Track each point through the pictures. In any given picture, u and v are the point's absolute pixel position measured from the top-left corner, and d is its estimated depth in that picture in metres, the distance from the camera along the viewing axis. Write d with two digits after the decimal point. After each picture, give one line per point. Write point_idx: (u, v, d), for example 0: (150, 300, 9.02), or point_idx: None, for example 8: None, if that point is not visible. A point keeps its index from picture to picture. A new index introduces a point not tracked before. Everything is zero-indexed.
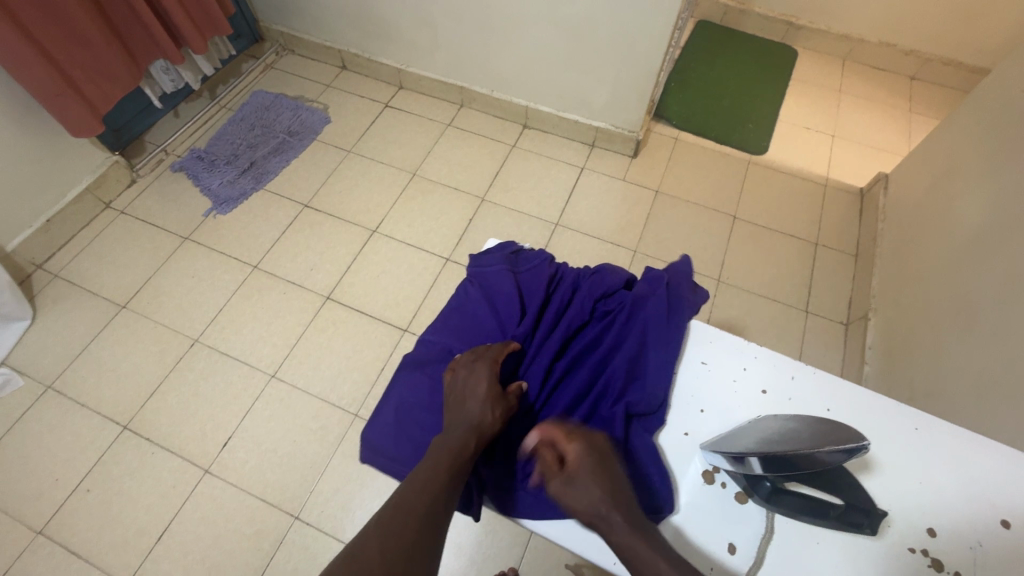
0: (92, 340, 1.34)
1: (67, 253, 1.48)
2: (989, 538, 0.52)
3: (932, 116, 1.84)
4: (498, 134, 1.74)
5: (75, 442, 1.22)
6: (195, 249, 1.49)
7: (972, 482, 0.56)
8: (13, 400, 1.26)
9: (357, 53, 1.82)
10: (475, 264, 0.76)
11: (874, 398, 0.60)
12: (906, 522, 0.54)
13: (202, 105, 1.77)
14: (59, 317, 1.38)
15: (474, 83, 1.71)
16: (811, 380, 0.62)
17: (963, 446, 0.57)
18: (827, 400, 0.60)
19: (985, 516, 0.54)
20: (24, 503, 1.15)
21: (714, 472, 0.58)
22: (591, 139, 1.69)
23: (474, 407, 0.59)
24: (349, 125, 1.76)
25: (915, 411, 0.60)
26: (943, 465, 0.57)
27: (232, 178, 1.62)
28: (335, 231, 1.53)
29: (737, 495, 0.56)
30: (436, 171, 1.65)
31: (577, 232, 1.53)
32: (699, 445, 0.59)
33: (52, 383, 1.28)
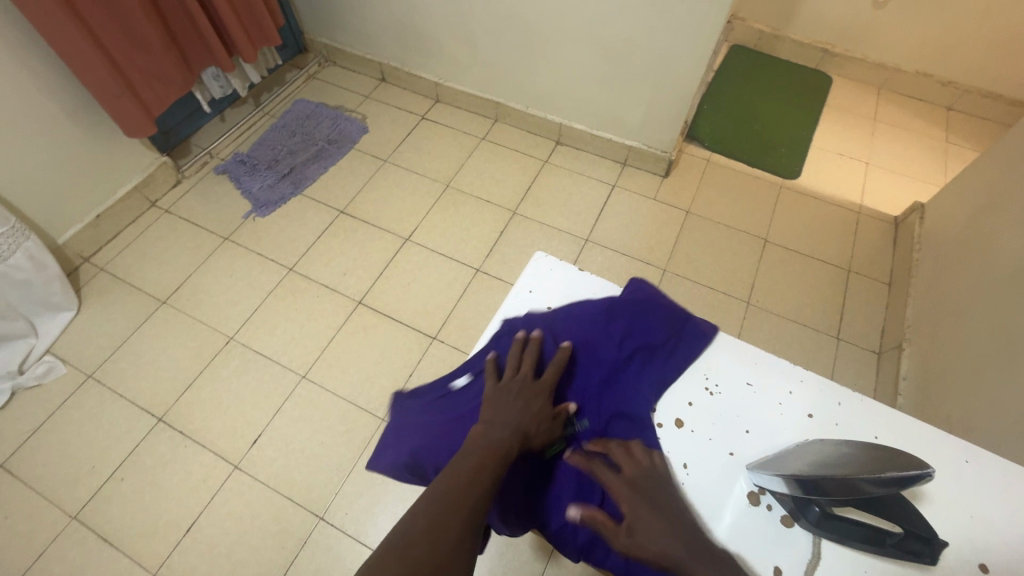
0: (133, 333, 1.39)
1: (113, 248, 1.53)
2: None
3: (970, 147, 1.82)
4: (531, 149, 1.77)
5: (112, 431, 1.25)
6: (234, 249, 1.54)
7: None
8: (56, 387, 1.30)
9: (397, 66, 1.87)
10: (514, 296, 0.72)
11: (926, 430, 0.59)
12: (958, 555, 0.53)
13: (246, 111, 1.84)
14: (102, 309, 1.42)
15: (509, 99, 1.75)
16: (861, 407, 0.61)
17: (1016, 480, 0.57)
18: (876, 427, 0.60)
19: None
20: (61, 488, 1.18)
21: (760, 494, 0.57)
22: (624, 158, 1.71)
23: (529, 418, 0.57)
24: (386, 136, 1.81)
25: (966, 443, 0.59)
26: (997, 499, 0.56)
27: (272, 183, 1.67)
28: (369, 238, 1.57)
29: (783, 519, 0.56)
30: (469, 184, 1.68)
31: (606, 248, 1.55)
32: (746, 466, 0.59)
33: (93, 372, 1.33)
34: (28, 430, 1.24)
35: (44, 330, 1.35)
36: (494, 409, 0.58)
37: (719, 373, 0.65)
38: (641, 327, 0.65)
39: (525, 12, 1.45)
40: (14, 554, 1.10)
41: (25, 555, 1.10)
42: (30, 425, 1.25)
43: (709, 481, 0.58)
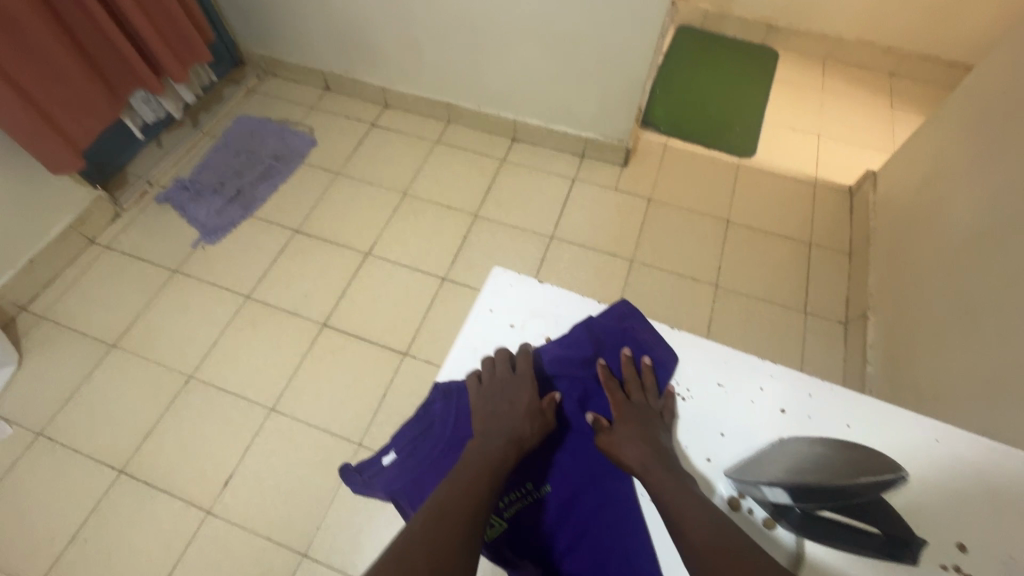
0: (83, 382, 1.31)
1: (53, 293, 1.44)
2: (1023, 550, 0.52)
3: (914, 111, 1.86)
4: (487, 149, 1.73)
5: (70, 490, 1.18)
6: (185, 282, 1.46)
7: (999, 494, 0.55)
8: (3, 449, 1.22)
9: (340, 73, 1.79)
10: (474, 319, 0.69)
11: (897, 413, 0.59)
12: (939, 539, 0.53)
13: (184, 133, 1.73)
14: (46, 360, 1.33)
15: (460, 99, 1.70)
16: (831, 396, 0.61)
17: (985, 453, 0.57)
18: (848, 416, 0.59)
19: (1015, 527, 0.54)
20: (20, 557, 1.11)
21: (740, 498, 0.57)
22: (582, 150, 1.69)
23: (508, 418, 0.59)
24: (335, 147, 1.74)
25: (937, 422, 0.59)
26: (969, 476, 0.56)
27: (220, 207, 1.59)
28: (328, 256, 1.51)
29: (765, 522, 0.55)
30: (427, 190, 1.64)
31: (572, 244, 1.53)
32: (723, 471, 0.58)
33: (41, 430, 1.24)
34: None
35: None
36: (482, 418, 0.59)
37: (688, 376, 0.64)
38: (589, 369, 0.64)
39: (466, 10, 1.40)
40: None
41: None
42: None
43: None
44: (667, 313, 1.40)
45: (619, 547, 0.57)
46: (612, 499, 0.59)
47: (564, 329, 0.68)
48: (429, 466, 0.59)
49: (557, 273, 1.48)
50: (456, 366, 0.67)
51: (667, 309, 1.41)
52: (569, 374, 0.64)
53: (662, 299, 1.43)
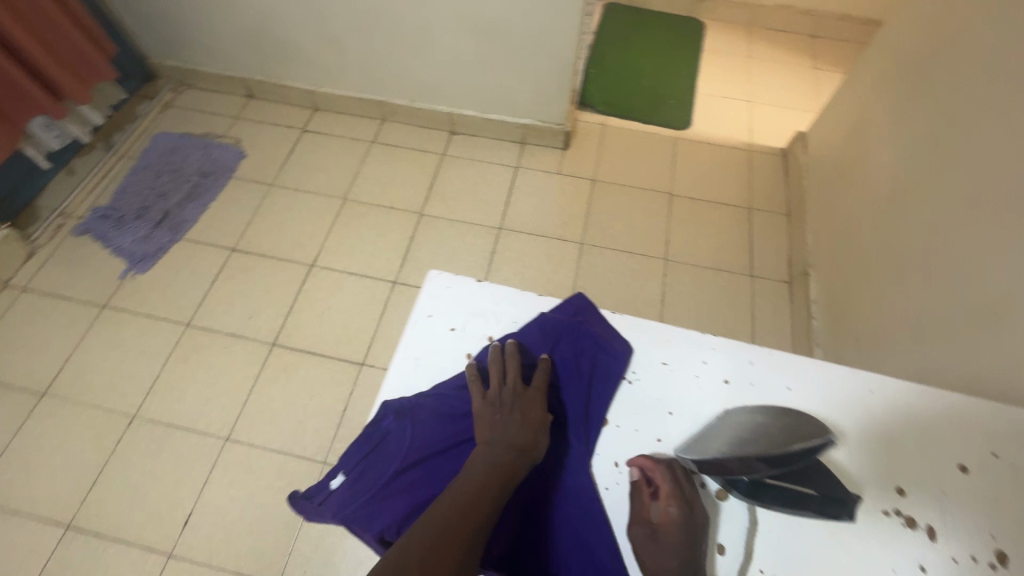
0: (14, 437, 1.21)
1: None
2: (954, 485, 0.55)
3: (835, 70, 1.93)
4: (426, 144, 1.69)
5: (12, 554, 1.10)
6: (117, 317, 1.37)
7: (930, 435, 0.58)
8: None
9: (263, 79, 1.71)
10: (413, 327, 0.68)
11: (832, 371, 0.61)
12: (878, 486, 0.55)
13: (97, 157, 1.62)
14: None
15: (391, 96, 1.65)
16: (770, 361, 0.62)
17: (913, 397, 0.60)
18: (789, 379, 0.61)
19: (946, 464, 0.56)
20: None
21: (693, 474, 0.57)
22: (522, 136, 1.67)
23: (521, 430, 0.57)
24: (266, 157, 1.66)
25: (869, 374, 0.61)
26: (902, 421, 0.59)
27: (147, 233, 1.49)
28: (271, 272, 1.44)
29: (719, 493, 0.56)
30: (368, 193, 1.58)
31: (521, 233, 1.51)
32: (674, 449, 0.58)
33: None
34: None
35: None
36: (488, 426, 0.58)
37: (634, 359, 0.64)
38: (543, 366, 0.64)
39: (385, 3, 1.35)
40: None
41: None
42: None
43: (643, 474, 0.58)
44: (621, 291, 1.42)
45: (588, 540, 0.55)
46: (574, 490, 0.58)
47: (506, 325, 0.68)
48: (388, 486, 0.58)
49: (509, 263, 1.47)
50: (401, 376, 0.65)
51: (621, 287, 1.43)
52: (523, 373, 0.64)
53: (614, 278, 1.44)
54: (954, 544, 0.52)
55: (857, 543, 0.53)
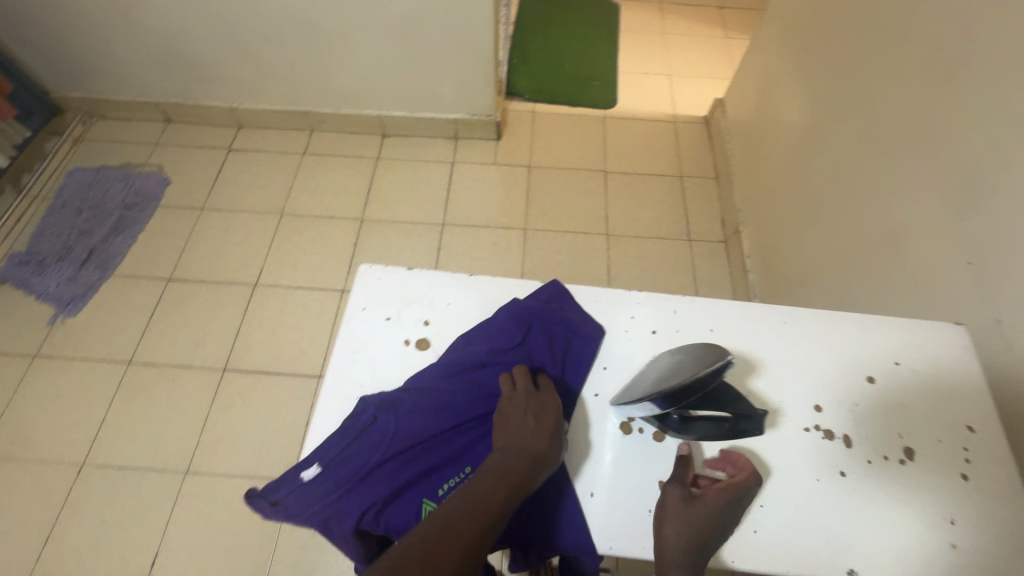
0: None
1: None
2: (867, 397, 0.54)
3: (745, 37, 2.03)
4: (359, 150, 1.67)
5: None
6: (52, 365, 1.30)
7: (842, 351, 0.57)
8: None
9: (179, 102, 1.65)
10: (349, 321, 0.62)
11: (756, 308, 0.60)
12: (798, 407, 0.54)
13: (7, 200, 1.52)
14: None
15: (317, 105, 1.63)
16: (694, 308, 0.62)
17: (829, 320, 0.59)
18: (710, 320, 0.60)
19: (859, 376, 0.56)
20: None
21: (630, 421, 0.56)
22: (454, 132, 1.68)
23: (538, 431, 0.50)
24: (194, 181, 1.60)
25: (787, 307, 0.60)
26: (817, 344, 0.58)
27: (73, 274, 1.42)
28: (213, 297, 1.40)
29: (655, 436, 0.55)
30: (305, 205, 1.56)
31: (465, 227, 1.53)
32: (610, 402, 0.57)
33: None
34: None
35: None
36: (507, 430, 0.51)
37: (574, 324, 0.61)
38: (516, 353, 0.58)
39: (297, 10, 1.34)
40: None
41: None
42: None
43: (584, 431, 0.55)
44: (568, 270, 1.45)
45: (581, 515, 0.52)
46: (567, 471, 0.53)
47: (444, 309, 0.63)
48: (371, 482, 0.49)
49: (456, 257, 1.48)
50: (338, 376, 0.58)
51: (568, 266, 1.46)
52: (498, 361, 0.57)
53: (561, 258, 1.48)
54: (864, 448, 0.52)
55: (790, 465, 0.52)
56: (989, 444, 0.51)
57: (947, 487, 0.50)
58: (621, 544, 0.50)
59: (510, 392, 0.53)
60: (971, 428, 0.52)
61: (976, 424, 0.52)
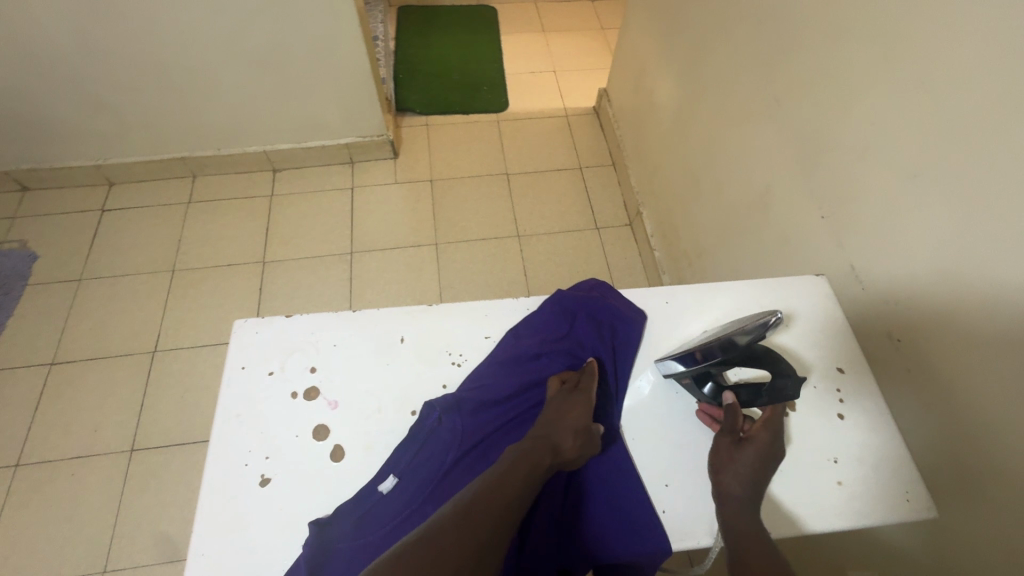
0: (166, 396, 1.33)
1: (136, 316, 1.44)
2: (831, 381, 0.62)
3: None
4: (558, 163, 1.73)
5: (175, 493, 1.22)
6: (265, 297, 1.47)
7: (826, 347, 0.64)
8: (103, 468, 1.24)
9: (365, 137, 1.65)
10: (359, 317, 0.65)
11: (726, 301, 0.68)
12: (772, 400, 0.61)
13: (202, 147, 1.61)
14: (132, 375, 1.36)
15: (531, 127, 1.81)
16: (681, 305, 0.68)
17: (809, 313, 0.67)
18: (702, 320, 0.67)
19: (828, 369, 0.63)
20: (140, 556, 1.15)
21: (660, 390, 0.62)
22: (596, 196, 1.66)
23: (567, 434, 0.55)
24: (406, 162, 1.72)
25: (770, 306, 0.67)
26: (796, 352, 0.64)
27: (302, 225, 1.59)
28: (395, 262, 1.52)
29: (685, 400, 0.61)
30: (481, 211, 1.62)
31: (634, 247, 1.55)
32: (654, 360, 0.64)
33: (132, 447, 1.27)
34: (81, 513, 1.19)
35: (85, 404, 1.32)
36: (543, 423, 0.56)
37: None
38: (565, 341, 0.65)
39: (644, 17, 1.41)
40: None
41: None
42: (83, 508, 1.19)
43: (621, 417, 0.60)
44: None
45: (637, 517, 0.55)
46: (614, 480, 0.57)
47: (329, 351, 0.62)
48: (436, 488, 0.54)
49: (622, 276, 1.49)
50: (226, 443, 0.57)
51: None
52: (550, 351, 0.63)
53: None
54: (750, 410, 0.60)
55: None
56: (857, 377, 0.62)
57: (825, 425, 0.59)
58: (673, 513, 0.55)
59: (562, 389, 0.60)
60: (842, 369, 0.63)
61: (845, 365, 0.63)
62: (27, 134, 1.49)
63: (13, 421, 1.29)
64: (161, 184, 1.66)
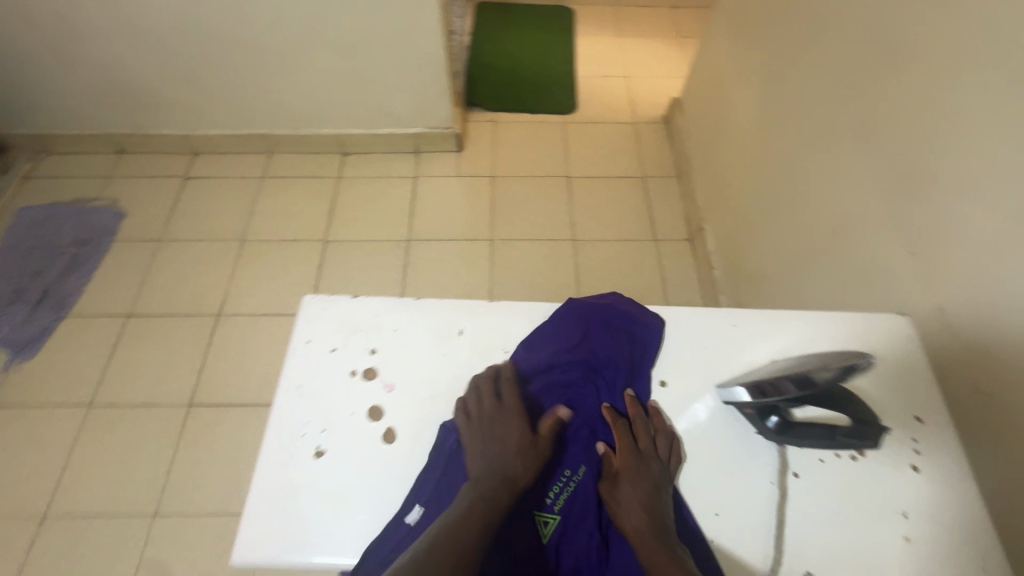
0: (225, 358, 1.41)
1: (205, 279, 1.53)
2: (907, 429, 0.58)
3: None
4: (622, 171, 1.70)
5: (224, 450, 1.29)
6: (323, 274, 1.53)
7: (906, 393, 0.60)
8: (163, 417, 1.33)
9: (434, 129, 1.68)
10: (417, 306, 0.66)
11: (798, 330, 0.65)
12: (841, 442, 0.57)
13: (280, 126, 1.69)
14: (197, 335, 1.44)
15: (598, 132, 1.79)
16: (749, 329, 0.65)
17: (891, 353, 0.62)
18: (771, 348, 0.64)
19: (904, 416, 0.59)
20: (186, 504, 1.23)
21: (718, 414, 0.60)
22: (657, 207, 1.62)
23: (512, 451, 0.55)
24: (471, 156, 1.74)
25: (846, 341, 0.64)
26: (872, 394, 0.60)
27: (364, 209, 1.64)
28: (448, 253, 1.54)
29: (744, 428, 0.59)
30: (538, 212, 1.62)
31: (693, 263, 1.50)
32: (715, 385, 0.62)
33: (190, 402, 1.35)
34: (140, 457, 1.28)
35: (153, 357, 1.41)
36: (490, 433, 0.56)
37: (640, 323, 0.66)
38: (580, 351, 0.63)
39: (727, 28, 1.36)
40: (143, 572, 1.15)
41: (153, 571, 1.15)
42: (142, 453, 1.28)
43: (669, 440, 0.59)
44: None
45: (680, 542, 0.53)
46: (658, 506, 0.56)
47: (389, 335, 0.64)
48: None
49: (676, 291, 1.45)
50: (284, 409, 0.59)
51: None
52: (563, 362, 0.63)
53: None
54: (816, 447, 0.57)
55: (822, 482, 0.56)
56: (937, 430, 0.58)
57: (896, 477, 0.55)
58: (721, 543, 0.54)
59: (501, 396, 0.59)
60: (920, 418, 0.58)
61: (924, 415, 0.58)
62: (127, 101, 1.61)
63: (90, 364, 1.40)
64: (239, 158, 1.76)
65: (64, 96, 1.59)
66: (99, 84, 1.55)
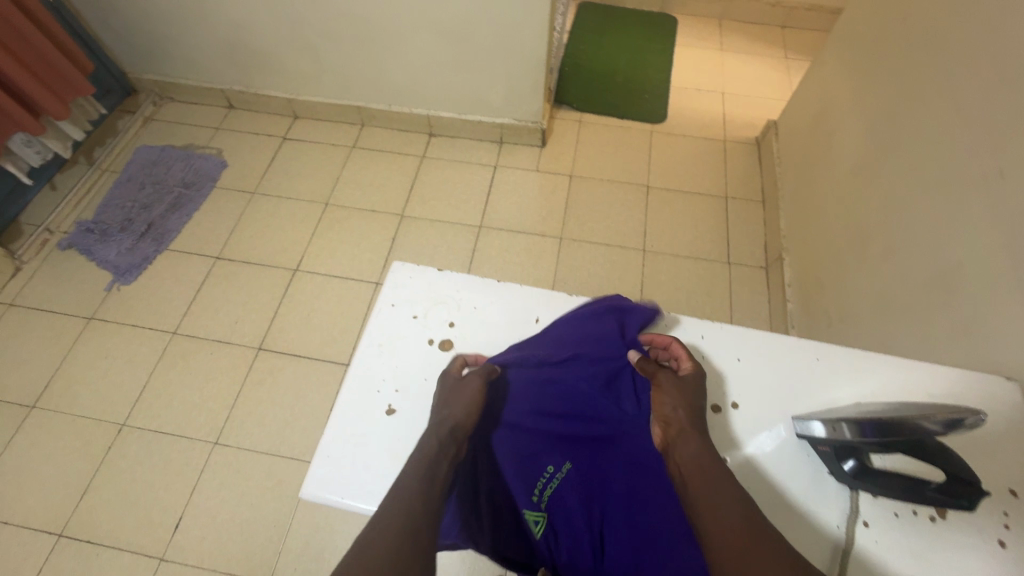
0: (295, 311, 1.50)
1: (288, 235, 1.64)
2: (998, 501, 0.54)
3: None
4: (703, 188, 1.66)
5: (281, 396, 1.38)
6: (395, 247, 1.60)
7: (1003, 463, 0.56)
8: (233, 355, 1.43)
9: (521, 121, 1.71)
10: (495, 288, 0.69)
11: (887, 376, 0.62)
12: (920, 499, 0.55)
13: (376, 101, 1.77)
14: (273, 285, 1.54)
15: (685, 145, 1.76)
16: (835, 365, 0.63)
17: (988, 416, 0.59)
18: (856, 388, 0.61)
19: (997, 486, 0.55)
20: (242, 439, 1.32)
21: (788, 447, 0.59)
22: (735, 229, 1.57)
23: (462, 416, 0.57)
24: (552, 153, 1.76)
25: (939, 395, 0.60)
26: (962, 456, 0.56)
27: (442, 191, 1.69)
28: (516, 245, 1.57)
29: (816, 466, 0.57)
30: (611, 218, 1.61)
31: (765, 293, 1.45)
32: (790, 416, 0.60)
33: (259, 345, 1.45)
34: (208, 387, 1.39)
35: (233, 298, 1.52)
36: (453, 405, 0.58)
37: (715, 341, 0.66)
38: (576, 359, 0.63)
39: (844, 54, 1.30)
40: (198, 492, 1.26)
41: (206, 493, 1.26)
42: (211, 384, 1.39)
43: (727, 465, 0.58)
44: None
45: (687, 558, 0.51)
46: None
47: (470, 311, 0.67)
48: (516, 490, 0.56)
49: (742, 318, 1.41)
50: (365, 364, 0.63)
51: None
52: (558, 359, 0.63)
53: None
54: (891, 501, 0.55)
55: (894, 537, 0.53)
56: None
57: (978, 548, 0.52)
58: None
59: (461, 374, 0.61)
60: (1015, 493, 0.54)
61: (1020, 488, 0.54)
62: (246, 62, 1.73)
63: (179, 296, 1.53)
64: (335, 127, 1.86)
65: (193, 52, 1.74)
66: (224, 44, 1.69)
